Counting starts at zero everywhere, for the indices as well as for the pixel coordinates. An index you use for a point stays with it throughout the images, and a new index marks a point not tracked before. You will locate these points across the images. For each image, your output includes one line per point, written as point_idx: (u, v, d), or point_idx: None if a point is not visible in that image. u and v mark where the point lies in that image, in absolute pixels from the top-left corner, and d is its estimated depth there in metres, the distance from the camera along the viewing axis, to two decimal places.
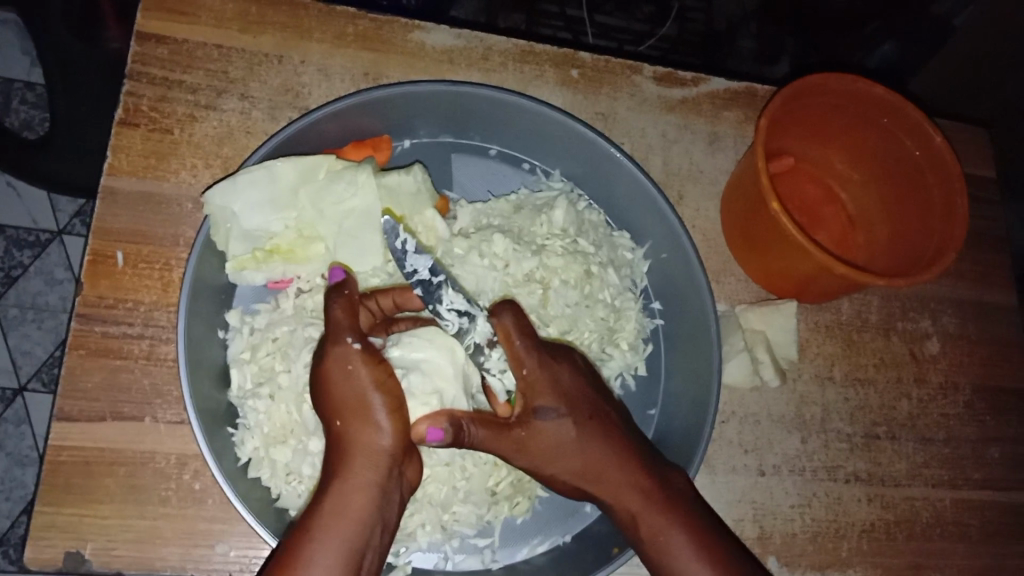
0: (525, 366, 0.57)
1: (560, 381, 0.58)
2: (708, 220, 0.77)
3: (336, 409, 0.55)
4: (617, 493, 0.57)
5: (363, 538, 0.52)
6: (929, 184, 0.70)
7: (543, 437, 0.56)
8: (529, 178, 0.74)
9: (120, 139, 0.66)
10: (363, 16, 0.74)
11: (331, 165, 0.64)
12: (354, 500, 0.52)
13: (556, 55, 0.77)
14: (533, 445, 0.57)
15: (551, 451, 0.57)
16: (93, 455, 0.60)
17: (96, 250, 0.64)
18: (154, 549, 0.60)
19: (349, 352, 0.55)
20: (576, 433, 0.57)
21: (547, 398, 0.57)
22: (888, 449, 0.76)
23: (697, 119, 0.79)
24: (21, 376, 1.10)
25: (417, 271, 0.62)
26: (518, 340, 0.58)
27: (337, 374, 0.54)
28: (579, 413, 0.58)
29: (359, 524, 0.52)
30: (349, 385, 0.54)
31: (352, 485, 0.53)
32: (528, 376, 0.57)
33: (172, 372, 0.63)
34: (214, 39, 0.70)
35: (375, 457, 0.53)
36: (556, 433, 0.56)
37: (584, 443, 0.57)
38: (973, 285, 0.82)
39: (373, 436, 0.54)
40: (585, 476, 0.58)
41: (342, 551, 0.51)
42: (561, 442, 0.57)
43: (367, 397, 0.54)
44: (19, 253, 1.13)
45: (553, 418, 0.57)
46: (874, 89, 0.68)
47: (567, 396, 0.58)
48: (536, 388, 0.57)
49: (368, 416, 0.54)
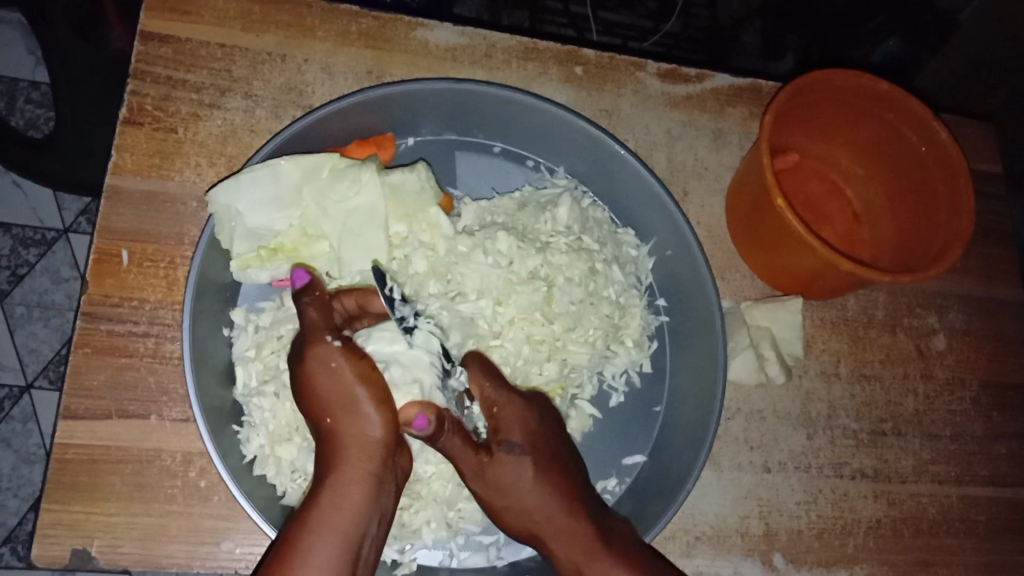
0: (495, 405, 0.61)
1: (530, 424, 0.61)
2: (713, 216, 0.77)
3: (324, 405, 0.56)
4: (563, 539, 0.58)
5: (361, 528, 0.53)
6: (935, 177, 0.69)
7: (504, 470, 0.59)
8: (533, 175, 0.74)
9: (124, 138, 0.67)
10: (366, 15, 0.74)
11: (335, 163, 0.64)
12: (350, 491, 0.53)
13: (559, 52, 0.77)
14: (494, 475, 0.59)
15: (508, 488, 0.59)
16: (99, 452, 0.60)
17: (102, 249, 0.64)
18: (161, 546, 0.60)
19: (330, 351, 0.57)
20: (535, 478, 0.59)
21: (513, 434, 0.60)
22: (893, 445, 0.75)
23: (701, 115, 0.79)
24: (28, 374, 1.10)
25: (406, 318, 0.62)
26: (490, 381, 0.61)
27: (321, 371, 0.57)
28: (540, 455, 0.59)
29: (357, 514, 0.53)
30: (332, 381, 0.56)
31: (348, 477, 0.54)
32: (497, 414, 0.60)
33: (178, 370, 0.63)
34: (216, 38, 0.70)
35: (366, 448, 0.55)
36: (516, 470, 0.59)
37: (541, 484, 0.59)
38: (980, 280, 0.82)
39: (362, 427, 0.56)
40: (536, 515, 0.58)
41: (340, 541, 0.51)
42: (518, 479, 0.59)
43: (352, 391, 0.56)
44: (25, 252, 1.13)
45: (516, 455, 0.59)
46: (879, 84, 0.68)
47: (533, 437, 0.60)
48: (504, 423, 0.60)
49: (357, 410, 0.56)
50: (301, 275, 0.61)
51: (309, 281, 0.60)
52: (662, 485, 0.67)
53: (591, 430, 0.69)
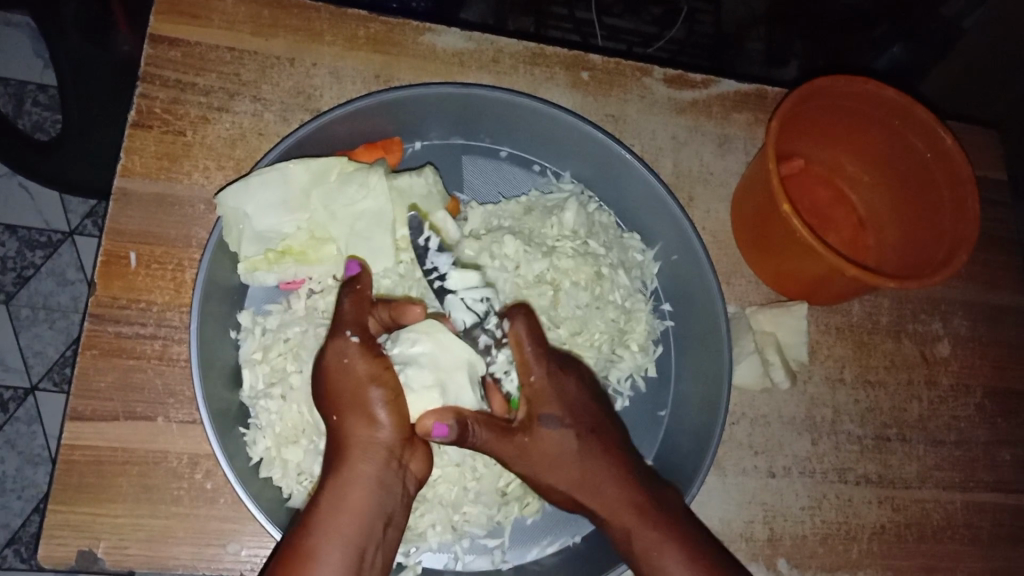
0: (534, 372, 0.59)
1: (568, 395, 0.60)
2: (718, 221, 0.77)
3: (337, 405, 0.56)
4: (610, 507, 0.58)
5: (365, 531, 0.53)
6: (941, 185, 0.69)
7: (546, 444, 0.58)
8: (539, 179, 0.74)
9: (133, 140, 0.67)
10: (374, 20, 0.74)
11: (343, 166, 0.65)
12: (353, 494, 0.53)
13: (566, 57, 0.77)
14: (535, 451, 0.58)
15: (552, 460, 0.58)
16: (105, 454, 0.61)
17: (110, 251, 0.65)
18: (166, 548, 0.60)
19: (345, 345, 0.56)
20: (578, 448, 0.58)
21: (552, 406, 0.58)
22: (898, 451, 0.75)
23: (707, 121, 0.79)
24: (33, 376, 1.11)
25: (436, 269, 0.67)
26: (529, 345, 0.59)
27: (334, 366, 0.56)
28: (581, 426, 0.59)
29: (361, 517, 0.53)
30: (346, 377, 0.55)
31: (351, 480, 0.54)
32: (536, 383, 0.59)
33: (185, 372, 0.63)
34: (226, 42, 0.70)
35: (372, 450, 0.55)
36: (559, 441, 0.58)
37: (582, 455, 0.58)
38: (985, 287, 0.82)
39: (370, 429, 0.55)
40: (584, 485, 0.58)
41: (345, 545, 0.52)
42: (562, 449, 0.58)
43: (363, 393, 0.55)
44: (30, 254, 1.13)
45: (557, 427, 0.58)
46: (883, 91, 0.68)
47: (572, 408, 0.59)
48: (541, 395, 0.59)
49: (363, 411, 0.55)
50: (353, 266, 0.60)
51: (358, 274, 0.59)
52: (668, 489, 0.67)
53: None
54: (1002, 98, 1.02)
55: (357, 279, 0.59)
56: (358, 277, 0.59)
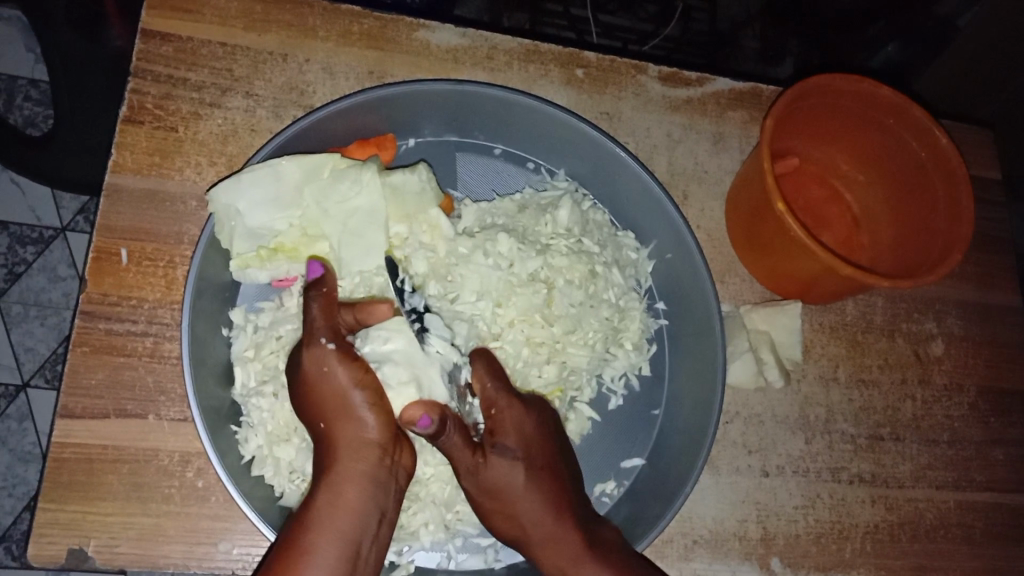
0: (494, 407, 0.60)
1: (525, 430, 0.60)
2: (712, 220, 0.77)
3: (322, 410, 0.56)
4: (549, 545, 0.59)
5: (360, 528, 0.53)
6: (936, 185, 0.69)
7: (497, 473, 0.59)
8: (533, 177, 0.74)
9: (124, 136, 0.66)
10: (368, 15, 0.73)
11: (336, 163, 0.64)
12: (345, 491, 0.53)
13: (560, 54, 0.77)
14: (486, 477, 0.59)
15: (500, 491, 0.59)
16: (96, 452, 0.60)
17: (101, 247, 0.64)
18: (157, 547, 0.60)
19: (324, 353, 0.55)
20: (528, 485, 0.59)
21: (508, 438, 0.59)
22: (891, 450, 0.75)
23: (702, 119, 0.79)
24: (24, 372, 1.10)
25: (416, 309, 0.65)
26: (490, 383, 0.61)
27: (316, 374, 0.55)
28: (534, 463, 0.60)
29: (355, 514, 0.53)
30: (328, 386, 0.55)
31: (343, 480, 0.54)
32: (495, 415, 0.60)
33: (176, 369, 0.63)
34: (218, 37, 0.69)
35: (362, 449, 0.55)
36: (509, 474, 0.59)
37: (532, 489, 0.59)
38: (979, 286, 0.82)
39: (358, 429, 0.55)
40: (531, 521, 0.59)
41: (340, 541, 0.52)
42: (511, 481, 0.59)
43: (347, 395, 0.55)
44: (22, 250, 1.13)
45: (509, 459, 0.59)
46: (879, 90, 0.68)
47: (527, 443, 0.60)
48: (501, 426, 0.60)
49: (350, 412, 0.55)
50: (316, 267, 0.58)
51: (320, 275, 0.57)
52: (661, 488, 0.66)
53: (589, 434, 0.69)
54: (996, 98, 1.02)
55: (320, 283, 0.57)
56: (324, 280, 0.57)
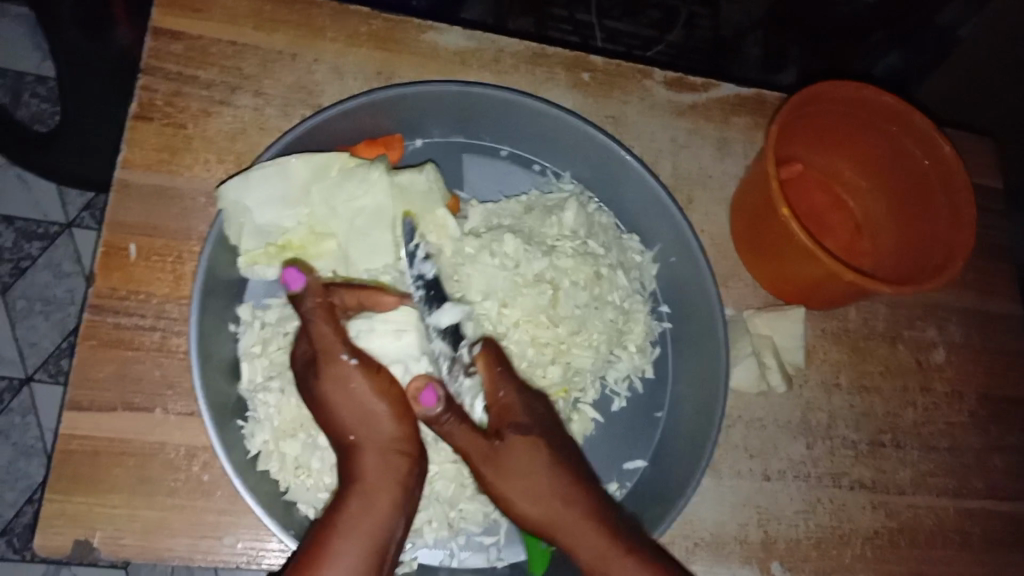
0: (501, 391, 0.61)
1: (535, 410, 0.62)
2: (717, 224, 0.78)
3: (346, 423, 0.58)
4: (576, 532, 0.58)
5: (387, 533, 0.56)
6: (936, 193, 0.70)
7: (515, 453, 0.60)
8: (539, 179, 0.75)
9: (135, 132, 0.67)
10: (377, 16, 0.74)
11: (345, 162, 0.64)
12: (378, 497, 0.56)
13: (567, 58, 0.77)
14: (505, 458, 0.60)
15: (520, 471, 0.59)
16: (101, 445, 0.60)
17: (110, 242, 0.64)
18: (162, 540, 0.60)
19: (347, 369, 0.58)
20: (549, 463, 0.60)
21: (521, 418, 0.61)
22: (892, 456, 0.76)
23: (706, 124, 0.80)
24: (28, 366, 1.10)
25: (422, 276, 0.66)
26: (497, 367, 0.62)
27: (340, 388, 0.58)
28: (553, 442, 0.61)
29: (383, 519, 0.56)
30: (353, 401, 0.58)
31: (373, 486, 0.56)
32: (504, 399, 0.61)
33: (183, 364, 0.63)
34: (228, 35, 0.70)
35: (389, 456, 0.58)
36: (530, 451, 0.60)
37: (555, 468, 0.60)
38: (980, 294, 0.83)
39: (383, 438, 0.58)
40: (559, 505, 0.59)
41: (369, 545, 0.54)
42: (529, 461, 0.60)
43: (370, 406, 0.58)
44: (27, 245, 1.13)
45: (528, 439, 0.60)
46: (883, 98, 0.69)
47: (539, 422, 0.61)
48: (511, 407, 0.61)
49: (375, 423, 0.58)
50: (295, 279, 0.59)
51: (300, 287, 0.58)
52: (664, 488, 0.67)
53: (592, 434, 0.69)
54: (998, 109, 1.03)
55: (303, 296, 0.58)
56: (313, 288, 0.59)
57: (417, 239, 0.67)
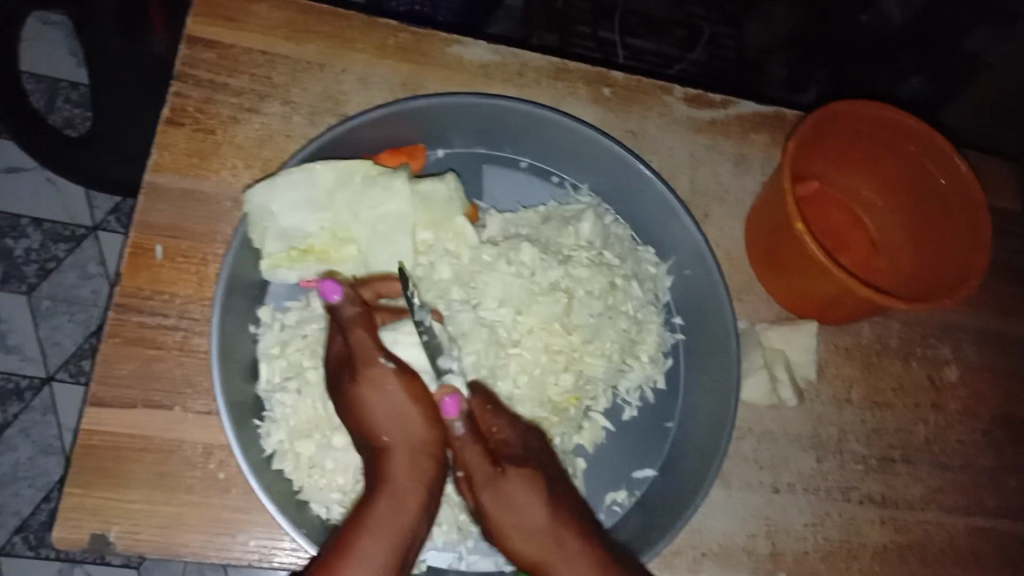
0: (496, 425, 0.64)
1: (531, 445, 0.64)
2: (732, 239, 0.79)
3: (380, 423, 0.61)
4: (571, 565, 0.59)
5: (412, 533, 0.58)
6: (954, 213, 0.70)
7: (512, 485, 0.61)
8: (557, 190, 0.76)
9: (165, 137, 0.69)
10: (403, 29, 0.76)
11: (367, 170, 0.66)
12: (407, 497, 0.59)
13: (588, 73, 0.79)
14: (504, 488, 0.61)
15: (516, 504, 0.60)
16: (122, 440, 0.62)
17: (137, 243, 0.66)
18: (178, 535, 0.61)
19: (384, 373, 0.61)
20: (543, 497, 0.61)
21: (515, 452, 0.63)
22: (903, 473, 0.76)
23: (724, 140, 0.81)
24: (50, 366, 1.13)
25: (425, 322, 0.64)
26: (490, 405, 0.65)
27: (375, 390, 0.61)
28: (547, 476, 0.62)
29: (410, 519, 0.58)
30: (388, 403, 0.61)
31: (402, 486, 0.59)
32: (498, 434, 0.63)
33: (204, 363, 0.65)
34: (259, 45, 0.72)
35: (419, 460, 0.61)
36: (524, 485, 0.61)
37: (546, 505, 0.60)
38: (995, 315, 0.83)
39: (415, 441, 0.61)
40: (551, 539, 0.60)
41: (394, 545, 0.57)
42: (523, 494, 0.60)
43: (404, 409, 0.61)
44: (55, 246, 1.16)
45: (525, 471, 0.62)
46: (901, 118, 0.69)
47: (536, 458, 0.63)
48: (506, 441, 0.63)
49: (408, 425, 0.61)
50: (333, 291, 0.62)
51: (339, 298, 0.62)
52: (673, 497, 0.67)
53: (602, 443, 0.70)
54: None
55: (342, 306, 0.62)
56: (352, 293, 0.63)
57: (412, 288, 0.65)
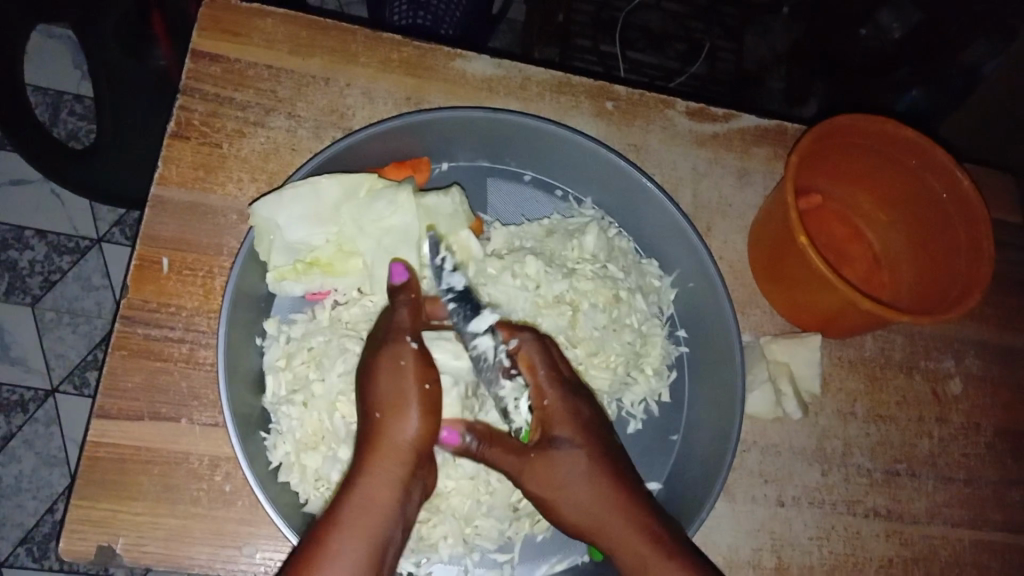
0: (546, 397, 0.62)
1: (585, 417, 0.62)
2: (735, 252, 0.79)
3: (378, 400, 0.58)
4: (622, 538, 0.58)
5: (386, 532, 0.54)
6: (957, 227, 0.71)
7: (555, 464, 0.60)
8: (561, 204, 0.76)
9: (172, 150, 0.69)
10: (408, 44, 0.77)
11: (372, 183, 0.66)
12: (378, 493, 0.55)
13: (591, 87, 0.79)
14: (543, 469, 0.60)
15: (559, 482, 0.60)
16: (128, 452, 0.62)
17: (144, 256, 0.67)
18: (183, 547, 0.61)
19: (402, 349, 0.60)
20: (588, 471, 0.59)
21: (564, 428, 0.61)
22: (907, 486, 0.76)
23: (726, 153, 0.81)
24: (54, 378, 1.13)
25: (451, 288, 0.66)
26: (540, 370, 0.62)
27: (387, 364, 0.59)
28: (594, 450, 0.60)
29: (382, 517, 0.54)
30: (398, 376, 0.59)
31: (376, 480, 0.56)
32: (548, 407, 0.61)
33: (210, 376, 0.65)
34: (264, 59, 0.73)
35: (400, 455, 0.57)
36: (564, 463, 0.60)
37: (592, 478, 0.59)
38: (998, 328, 0.83)
39: (398, 431, 0.57)
40: (599, 513, 0.59)
41: (366, 545, 0.53)
42: (566, 472, 0.60)
43: (405, 390, 0.58)
44: (58, 258, 1.16)
45: (573, 448, 0.60)
46: (901, 132, 0.70)
47: (581, 427, 0.61)
48: (555, 417, 0.61)
49: (400, 411, 0.58)
50: (400, 271, 0.63)
51: (405, 279, 0.63)
52: (678, 510, 0.68)
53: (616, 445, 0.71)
54: None
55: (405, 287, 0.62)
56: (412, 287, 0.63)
57: (443, 252, 0.67)
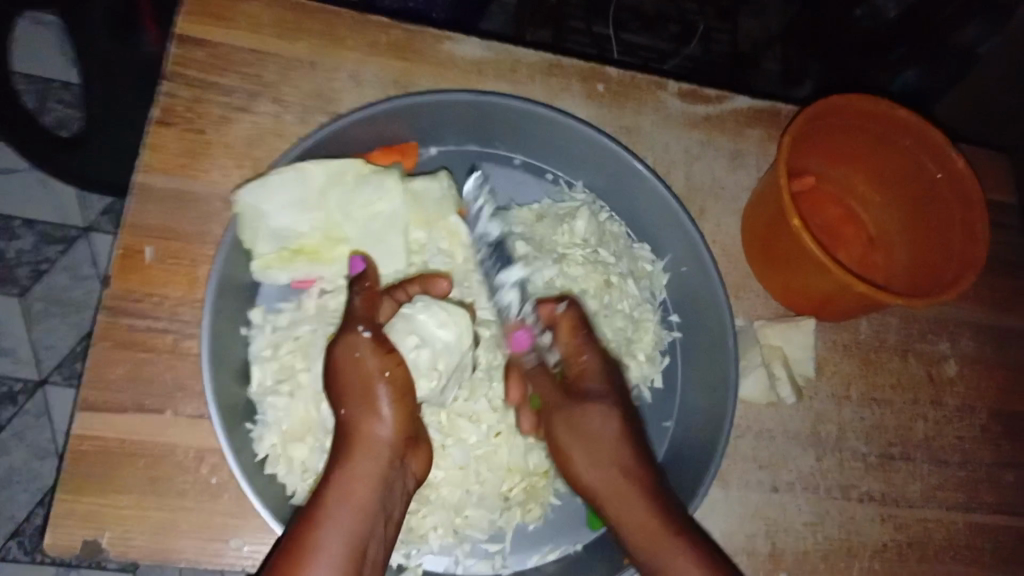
0: (584, 355, 0.65)
1: (615, 381, 0.65)
2: (728, 235, 0.78)
3: (343, 395, 0.58)
4: (631, 507, 0.61)
5: (368, 527, 0.55)
6: (952, 207, 0.70)
7: (589, 418, 0.64)
8: (551, 188, 0.75)
9: (155, 137, 0.68)
10: (395, 26, 0.75)
11: (359, 168, 0.65)
12: (356, 487, 0.56)
13: (582, 69, 0.78)
14: (579, 420, 0.64)
15: (592, 437, 0.63)
16: (113, 445, 0.61)
17: (127, 244, 0.65)
18: (170, 540, 0.60)
19: (357, 339, 0.58)
20: (617, 431, 0.64)
21: (596, 384, 0.65)
22: (902, 470, 0.75)
23: (720, 135, 0.80)
24: (44, 369, 1.12)
25: (487, 235, 0.70)
26: (580, 333, 0.65)
27: (346, 358, 0.58)
28: (622, 413, 0.65)
29: (363, 512, 0.56)
30: (356, 371, 0.58)
31: (353, 475, 0.56)
32: (584, 363, 0.65)
33: (195, 366, 0.64)
34: (248, 43, 0.71)
35: (375, 448, 0.57)
36: (599, 418, 0.64)
37: (619, 438, 0.64)
38: (995, 310, 0.82)
39: (372, 426, 0.58)
40: (615, 475, 0.62)
41: (347, 542, 0.54)
42: (599, 427, 0.64)
43: (370, 385, 0.57)
44: (46, 248, 1.15)
45: (602, 404, 0.64)
46: (896, 111, 0.68)
47: (616, 392, 0.65)
48: (588, 372, 0.65)
49: (370, 405, 0.58)
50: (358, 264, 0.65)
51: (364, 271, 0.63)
52: None
53: None
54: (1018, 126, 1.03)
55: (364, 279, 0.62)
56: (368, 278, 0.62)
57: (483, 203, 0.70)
